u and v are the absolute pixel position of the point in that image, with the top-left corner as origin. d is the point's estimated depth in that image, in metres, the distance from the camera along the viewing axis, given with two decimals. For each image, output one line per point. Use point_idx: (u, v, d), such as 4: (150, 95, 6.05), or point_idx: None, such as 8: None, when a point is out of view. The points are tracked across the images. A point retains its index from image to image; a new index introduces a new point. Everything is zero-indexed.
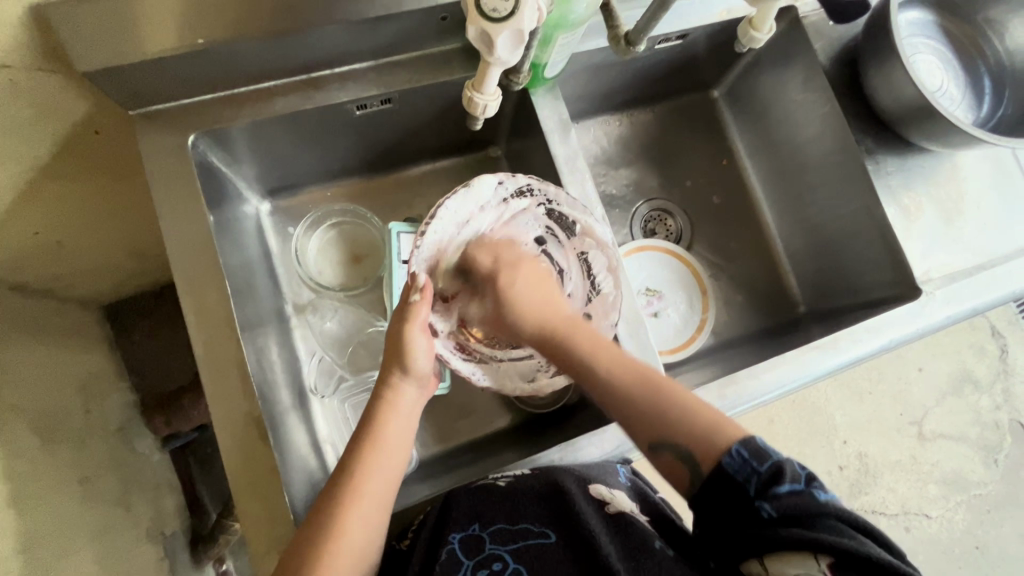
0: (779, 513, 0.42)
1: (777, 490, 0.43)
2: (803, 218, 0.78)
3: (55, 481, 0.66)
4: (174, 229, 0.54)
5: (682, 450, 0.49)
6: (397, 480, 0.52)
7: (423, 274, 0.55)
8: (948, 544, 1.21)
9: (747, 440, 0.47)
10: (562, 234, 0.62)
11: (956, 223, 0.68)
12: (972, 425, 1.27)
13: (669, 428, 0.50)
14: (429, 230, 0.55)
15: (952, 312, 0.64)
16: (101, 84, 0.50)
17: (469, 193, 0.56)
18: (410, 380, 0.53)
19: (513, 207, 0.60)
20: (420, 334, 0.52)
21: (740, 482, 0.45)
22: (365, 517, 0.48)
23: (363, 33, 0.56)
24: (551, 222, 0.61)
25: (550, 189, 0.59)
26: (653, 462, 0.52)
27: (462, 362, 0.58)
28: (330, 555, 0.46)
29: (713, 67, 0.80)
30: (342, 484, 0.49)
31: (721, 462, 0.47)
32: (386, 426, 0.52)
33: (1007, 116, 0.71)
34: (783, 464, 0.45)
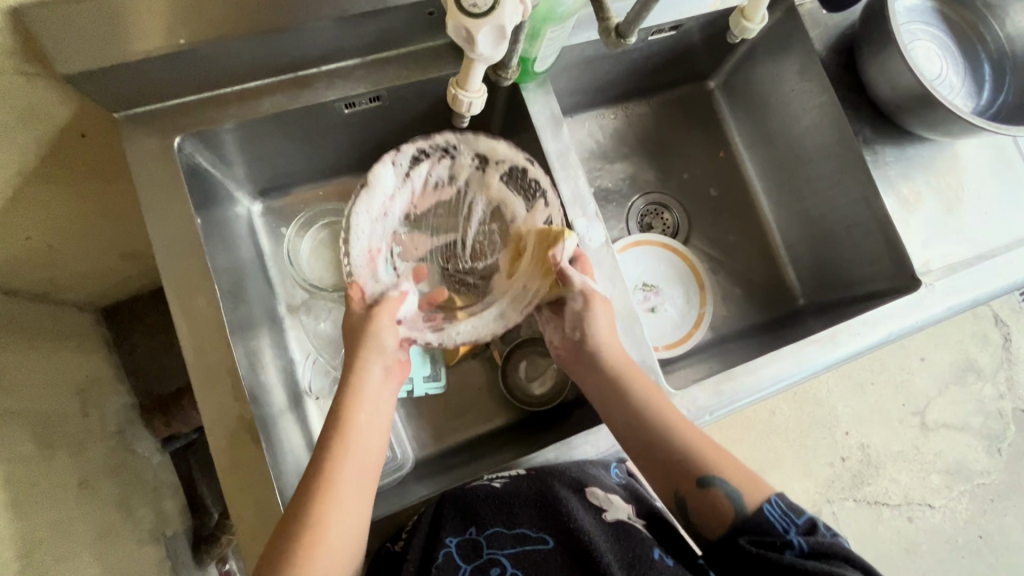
0: (811, 549, 0.47)
1: (811, 537, 0.48)
2: (801, 210, 0.77)
3: (54, 485, 0.66)
4: (162, 232, 0.54)
5: (727, 485, 0.52)
6: (376, 463, 0.53)
7: (365, 278, 0.57)
8: (952, 534, 1.21)
9: (783, 494, 0.51)
10: (471, 172, 0.61)
11: (955, 214, 0.67)
12: (976, 414, 1.26)
13: (699, 461, 0.53)
14: (353, 234, 0.57)
15: (954, 303, 0.63)
16: (83, 86, 0.49)
17: (374, 189, 0.58)
18: (371, 356, 0.55)
19: (420, 177, 0.60)
20: (383, 313, 0.56)
21: (778, 530, 0.49)
22: (350, 507, 0.49)
23: (350, 30, 0.55)
24: (458, 167, 0.61)
25: (437, 142, 0.59)
26: (693, 502, 0.53)
27: (433, 332, 0.58)
28: (310, 550, 0.46)
29: (708, 57, 0.79)
30: (316, 478, 0.49)
31: (764, 508, 0.50)
32: (354, 412, 0.53)
33: (1007, 102, 0.70)
34: (815, 521, 0.49)
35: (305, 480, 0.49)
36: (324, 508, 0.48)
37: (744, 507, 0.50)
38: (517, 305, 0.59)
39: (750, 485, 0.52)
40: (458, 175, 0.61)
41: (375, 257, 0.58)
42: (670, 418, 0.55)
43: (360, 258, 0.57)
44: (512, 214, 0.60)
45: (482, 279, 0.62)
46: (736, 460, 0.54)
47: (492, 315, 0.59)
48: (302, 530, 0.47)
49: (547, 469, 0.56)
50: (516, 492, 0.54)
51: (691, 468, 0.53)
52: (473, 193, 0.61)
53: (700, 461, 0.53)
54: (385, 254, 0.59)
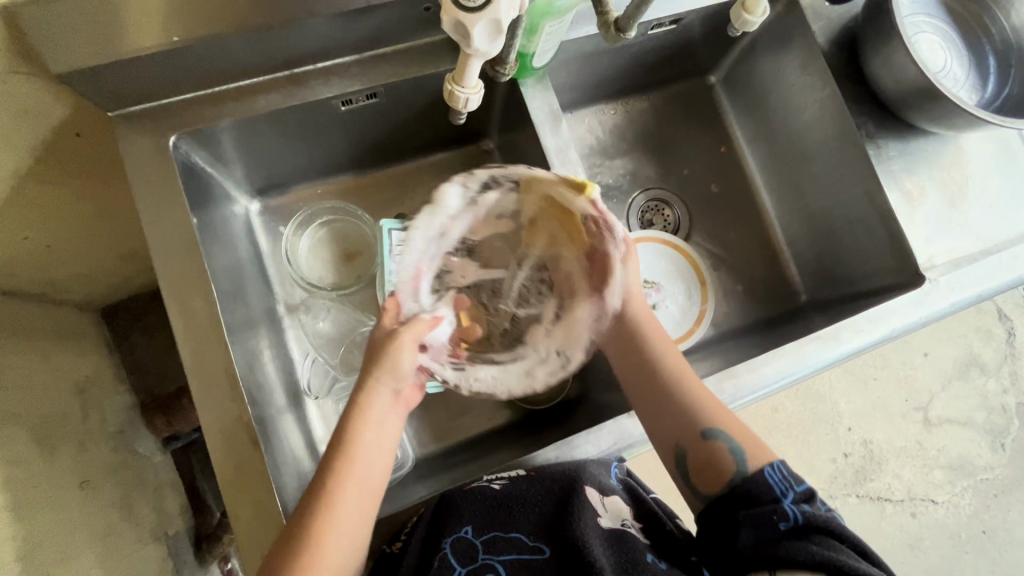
0: (805, 520, 0.48)
1: (807, 506, 0.49)
2: (803, 205, 0.76)
3: (55, 486, 0.66)
4: (158, 232, 0.54)
5: (730, 441, 0.54)
6: (377, 486, 0.51)
7: (405, 299, 0.56)
8: (955, 529, 1.21)
9: (786, 461, 0.53)
10: (539, 214, 0.60)
11: (959, 208, 0.67)
12: (979, 409, 1.26)
13: (706, 416, 0.55)
14: (406, 250, 0.58)
15: (957, 299, 0.63)
16: (76, 84, 0.49)
17: (438, 207, 0.58)
18: (382, 377, 0.52)
19: (484, 205, 0.60)
20: (406, 338, 0.53)
21: (776, 492, 0.50)
22: (345, 527, 0.48)
23: (346, 25, 0.54)
24: (525, 205, 0.60)
25: (507, 174, 0.59)
26: (694, 453, 0.55)
27: (453, 371, 0.55)
28: (310, 564, 0.46)
29: (709, 51, 0.78)
30: (319, 493, 0.49)
31: (764, 471, 0.52)
32: (359, 432, 0.51)
33: (1011, 95, 0.69)
34: (813, 491, 0.50)
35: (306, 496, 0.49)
36: (319, 529, 0.47)
37: (745, 464, 0.53)
38: (543, 365, 0.58)
39: (753, 445, 0.54)
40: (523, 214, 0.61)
41: (420, 280, 0.58)
42: (686, 376, 0.58)
43: (408, 274, 0.58)
44: (569, 270, 0.60)
45: (521, 327, 0.59)
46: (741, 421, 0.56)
47: (516, 370, 0.57)
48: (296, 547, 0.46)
49: (547, 470, 0.55)
50: (514, 495, 0.54)
51: (697, 423, 0.55)
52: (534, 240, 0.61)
53: (705, 415, 0.55)
54: (429, 279, 0.59)
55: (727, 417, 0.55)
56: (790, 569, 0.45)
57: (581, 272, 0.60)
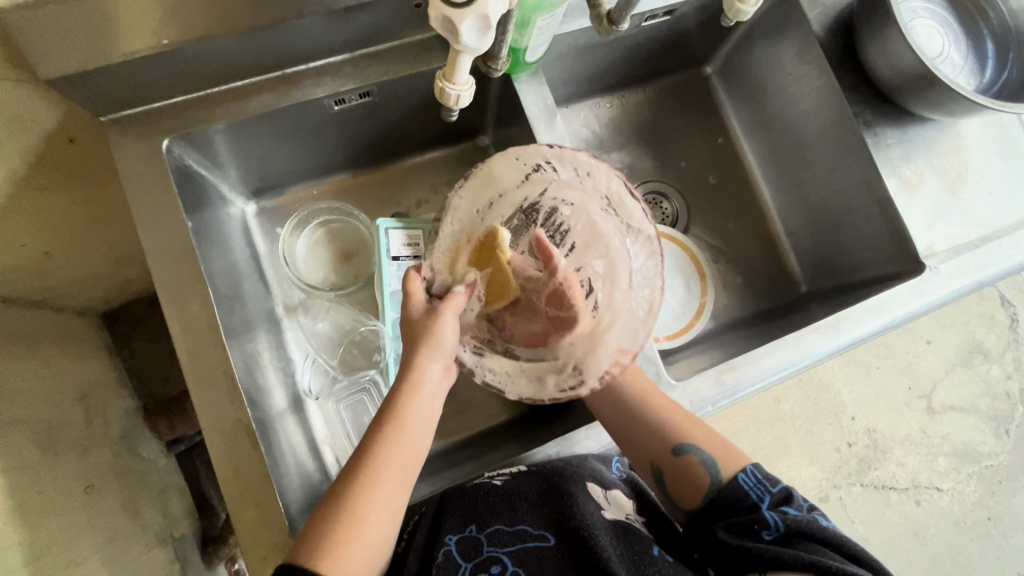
0: (785, 526, 0.48)
1: (786, 509, 0.50)
2: (802, 195, 0.76)
3: (60, 490, 0.66)
4: (153, 236, 0.54)
5: (702, 452, 0.55)
6: (413, 472, 0.50)
7: (442, 273, 0.55)
8: (960, 516, 1.20)
9: (759, 465, 0.54)
10: (596, 212, 0.58)
11: (959, 195, 0.66)
12: (983, 396, 1.25)
13: (677, 434, 0.56)
14: (447, 222, 0.57)
15: (959, 286, 0.62)
16: (65, 90, 0.48)
17: (489, 179, 0.57)
18: (433, 350, 0.50)
19: (534, 187, 0.58)
20: (448, 312, 0.51)
21: (754, 498, 0.51)
22: (386, 507, 0.47)
23: (337, 25, 0.54)
24: (580, 199, 0.58)
25: (568, 159, 0.57)
26: (674, 468, 0.56)
27: (474, 355, 0.54)
28: (348, 543, 0.45)
29: (704, 42, 0.77)
30: (363, 468, 0.48)
31: (737, 478, 0.53)
32: (408, 410, 0.50)
33: (1011, 80, 0.68)
34: (791, 491, 0.52)
35: (342, 477, 0.48)
36: (361, 507, 0.46)
37: (718, 475, 0.54)
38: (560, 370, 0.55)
39: (723, 451, 0.55)
40: (577, 205, 0.59)
41: (457, 255, 0.56)
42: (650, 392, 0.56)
43: (448, 244, 0.56)
44: (612, 282, 0.57)
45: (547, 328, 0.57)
46: (709, 427, 0.57)
47: (529, 372, 0.55)
48: (332, 528, 0.45)
49: (548, 465, 0.56)
50: (516, 490, 0.54)
51: (667, 441, 0.56)
52: (582, 239, 0.59)
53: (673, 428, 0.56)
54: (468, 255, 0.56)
55: (698, 431, 0.56)
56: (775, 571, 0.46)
57: (625, 290, 0.56)
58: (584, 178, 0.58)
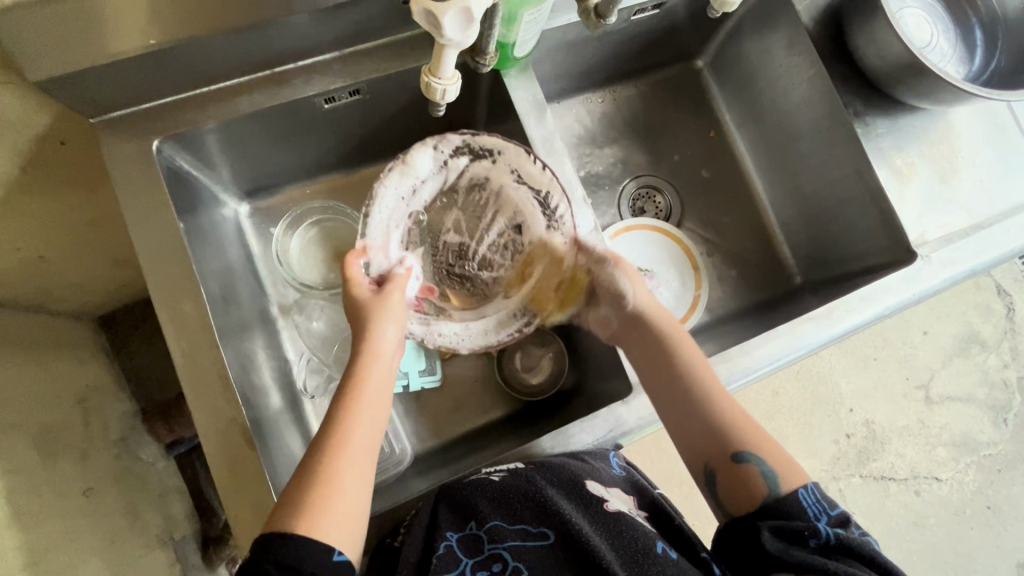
0: (836, 542, 0.47)
1: (841, 531, 0.48)
2: (795, 187, 0.76)
3: (59, 494, 0.66)
4: (145, 237, 0.54)
5: (763, 462, 0.53)
6: (380, 437, 0.51)
7: (380, 262, 0.57)
8: (959, 506, 1.21)
9: (819, 484, 0.52)
10: (509, 186, 0.59)
11: (951, 183, 0.66)
12: (980, 385, 1.26)
13: (739, 439, 0.54)
14: (375, 209, 0.57)
15: (951, 275, 0.63)
16: (54, 92, 0.48)
17: (408, 169, 0.57)
18: (387, 319, 0.54)
19: (454, 169, 0.59)
20: (395, 291, 0.55)
21: (811, 514, 0.49)
22: (357, 470, 0.48)
23: (326, 23, 0.54)
24: (494, 172, 0.59)
25: (482, 143, 0.58)
26: (728, 474, 0.53)
27: (419, 324, 0.58)
28: (325, 509, 0.45)
29: (695, 35, 0.77)
30: (329, 432, 0.49)
31: (797, 492, 0.51)
32: (366, 376, 0.52)
33: (1000, 67, 0.68)
34: (847, 516, 0.50)
35: (313, 447, 0.48)
36: (332, 468, 0.47)
37: (777, 486, 0.51)
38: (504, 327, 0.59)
39: (785, 466, 0.53)
40: (492, 178, 0.59)
41: (392, 236, 0.58)
42: (715, 390, 0.56)
43: (381, 231, 0.57)
44: (532, 236, 0.59)
45: (484, 289, 0.61)
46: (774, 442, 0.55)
47: (473, 331, 0.58)
48: (311, 496, 0.45)
49: (546, 462, 0.55)
50: (514, 486, 0.54)
51: (728, 442, 0.54)
52: (499, 206, 0.60)
53: (736, 431, 0.55)
54: (399, 235, 0.59)
55: (761, 441, 0.54)
56: None
57: (545, 241, 0.59)
58: (496, 157, 0.58)
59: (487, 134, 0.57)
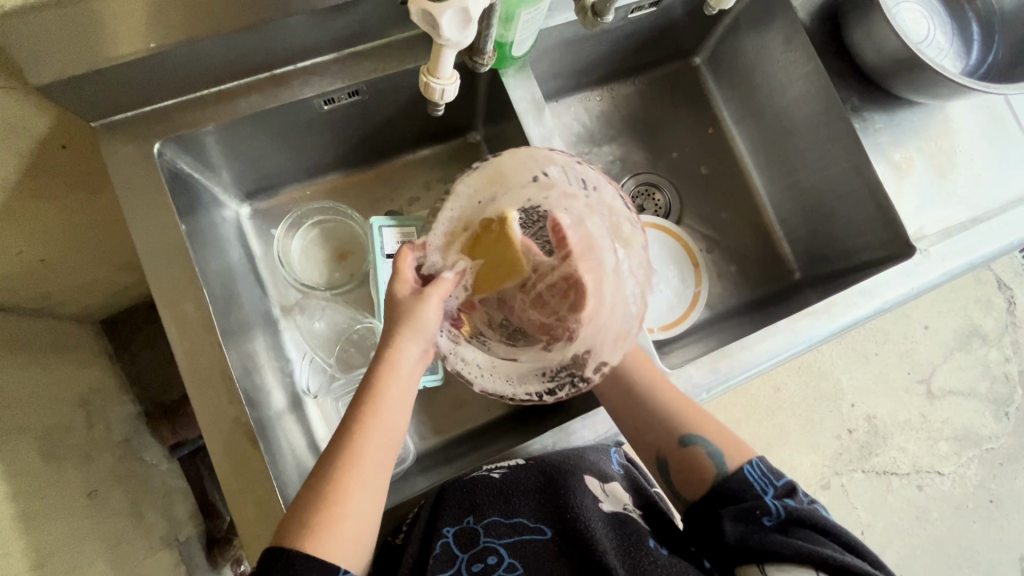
0: (786, 514, 0.49)
1: (788, 501, 0.50)
2: (793, 183, 0.76)
3: (63, 496, 0.67)
4: (147, 239, 0.54)
5: (708, 444, 0.54)
6: (393, 457, 0.50)
7: (436, 266, 0.54)
8: (961, 500, 1.21)
9: (763, 458, 0.54)
10: (594, 226, 0.56)
11: (949, 177, 0.66)
12: (982, 379, 1.26)
13: (684, 426, 0.55)
14: (448, 206, 0.56)
15: (950, 268, 0.63)
16: (54, 96, 0.49)
17: (499, 173, 0.56)
18: (412, 330, 0.50)
19: (541, 191, 0.57)
20: (433, 301, 0.51)
21: (757, 489, 0.51)
22: (365, 490, 0.47)
23: (324, 24, 0.54)
24: (579, 209, 0.56)
25: (588, 176, 0.56)
26: (681, 461, 0.55)
27: (448, 341, 0.55)
28: (331, 524, 0.45)
29: (692, 32, 0.78)
30: (340, 450, 0.48)
31: (742, 469, 0.53)
32: (384, 392, 0.50)
33: (997, 61, 0.68)
34: (794, 485, 0.51)
35: (324, 457, 0.49)
36: (339, 489, 0.46)
37: (723, 467, 0.53)
38: (537, 376, 0.54)
39: (732, 446, 0.54)
40: (580, 221, 0.56)
41: (455, 240, 0.56)
42: (658, 382, 0.57)
43: (444, 229, 0.56)
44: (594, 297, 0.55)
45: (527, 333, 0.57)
46: (719, 423, 0.56)
47: (501, 371, 0.55)
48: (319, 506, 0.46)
49: (546, 458, 0.56)
50: (514, 482, 0.55)
51: (672, 433, 0.56)
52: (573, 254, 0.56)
53: (682, 419, 0.56)
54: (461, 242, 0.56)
55: (703, 422, 0.55)
56: (775, 563, 0.46)
57: (606, 307, 0.54)
58: (591, 191, 0.56)
59: (594, 168, 0.56)
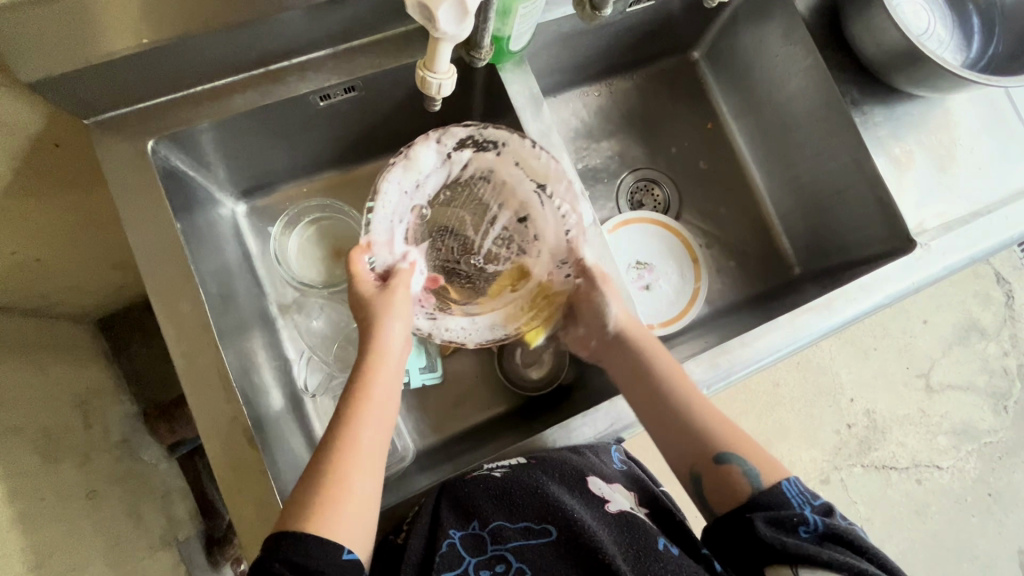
0: (823, 528, 0.48)
1: (827, 519, 0.49)
2: (793, 177, 0.76)
3: (62, 496, 0.66)
4: (141, 238, 0.53)
5: (744, 462, 0.53)
6: (389, 434, 0.51)
7: (388, 259, 0.57)
8: (960, 494, 1.21)
9: (800, 477, 0.53)
10: (513, 176, 0.58)
11: (949, 171, 0.66)
12: (981, 373, 1.26)
13: (717, 442, 0.55)
14: (379, 206, 0.56)
15: (951, 262, 0.62)
16: (46, 93, 0.48)
17: (412, 163, 0.56)
18: (394, 315, 0.54)
19: (458, 161, 0.58)
20: (399, 287, 0.55)
21: (795, 505, 0.50)
22: (367, 465, 0.48)
23: (320, 19, 0.54)
24: (498, 165, 0.58)
25: (490, 133, 0.57)
26: (713, 477, 0.54)
27: (426, 320, 0.57)
28: (334, 503, 0.45)
29: (691, 26, 0.77)
30: (337, 432, 0.49)
31: (779, 484, 0.51)
32: (375, 373, 0.53)
33: (997, 54, 0.68)
34: (832, 507, 0.50)
35: (320, 445, 0.49)
36: (339, 470, 0.47)
37: (758, 483, 0.52)
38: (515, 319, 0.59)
39: (766, 462, 0.53)
40: (496, 171, 0.58)
41: (395, 232, 0.57)
42: (692, 392, 0.57)
43: (384, 227, 0.56)
44: (539, 233, 0.59)
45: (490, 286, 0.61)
46: (753, 442, 0.55)
47: (482, 327, 0.58)
48: (319, 493, 0.46)
49: (547, 458, 0.55)
50: (517, 482, 0.54)
51: (707, 449, 0.55)
52: (504, 200, 0.59)
53: (717, 435, 0.55)
54: (403, 231, 0.57)
55: (738, 441, 0.55)
56: (808, 568, 0.45)
57: (551, 231, 0.59)
58: (501, 147, 0.57)
59: (494, 126, 0.56)
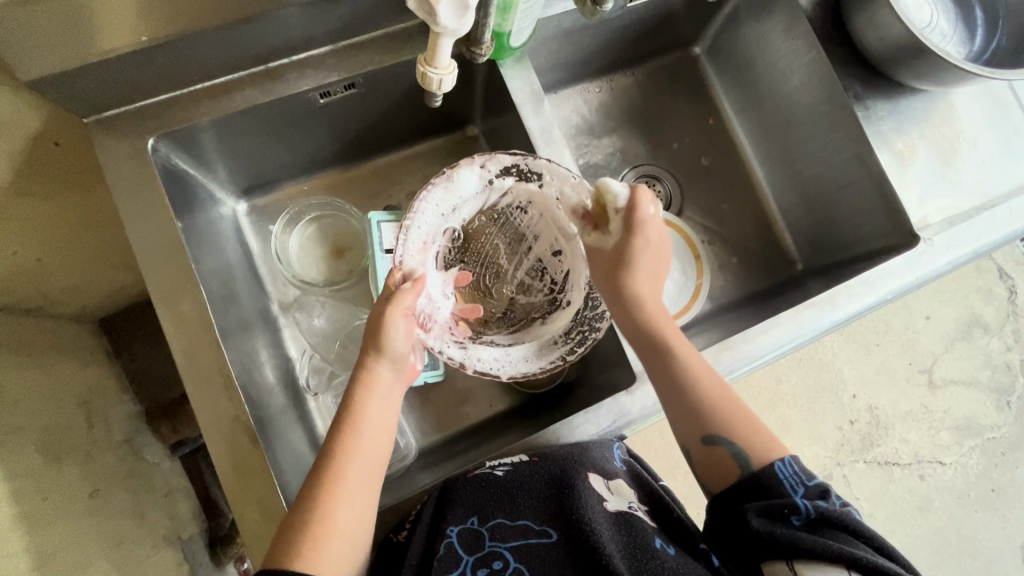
0: (817, 514, 0.47)
1: (820, 501, 0.48)
2: (794, 173, 0.76)
3: (65, 497, 0.66)
4: (142, 237, 0.53)
5: (733, 445, 0.53)
6: (378, 471, 0.50)
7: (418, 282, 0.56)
8: (963, 489, 1.21)
9: (797, 456, 0.52)
10: (552, 207, 0.59)
11: (953, 165, 0.66)
12: (983, 368, 1.25)
13: (716, 421, 0.54)
14: (414, 223, 0.56)
15: (954, 257, 0.62)
16: (46, 92, 0.48)
17: (451, 183, 0.57)
18: (388, 350, 0.50)
19: (498, 189, 0.59)
20: (399, 315, 0.50)
21: (788, 488, 0.49)
22: (351, 505, 0.47)
23: (319, 16, 0.54)
24: (537, 196, 0.59)
25: (533, 166, 0.57)
26: (702, 454, 0.54)
27: (457, 349, 0.56)
28: (318, 540, 0.45)
29: (692, 21, 0.77)
30: (322, 471, 0.47)
31: (772, 466, 0.51)
32: (363, 410, 0.50)
33: (1000, 47, 0.67)
34: (826, 486, 0.50)
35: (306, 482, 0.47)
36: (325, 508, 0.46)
37: (749, 463, 0.52)
38: (545, 350, 0.59)
39: (760, 447, 0.53)
40: (535, 203, 0.60)
41: (425, 254, 0.57)
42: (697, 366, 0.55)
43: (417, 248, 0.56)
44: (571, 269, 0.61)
45: (522, 314, 0.61)
46: (754, 422, 0.54)
47: (514, 357, 0.58)
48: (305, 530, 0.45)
49: (548, 455, 0.56)
50: (520, 481, 0.54)
51: (702, 425, 0.54)
52: (539, 232, 0.61)
53: (719, 415, 0.54)
54: (434, 253, 0.58)
55: (738, 423, 0.54)
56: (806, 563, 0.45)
57: (581, 270, 0.61)
58: (542, 178, 0.58)
59: (539, 156, 0.57)
